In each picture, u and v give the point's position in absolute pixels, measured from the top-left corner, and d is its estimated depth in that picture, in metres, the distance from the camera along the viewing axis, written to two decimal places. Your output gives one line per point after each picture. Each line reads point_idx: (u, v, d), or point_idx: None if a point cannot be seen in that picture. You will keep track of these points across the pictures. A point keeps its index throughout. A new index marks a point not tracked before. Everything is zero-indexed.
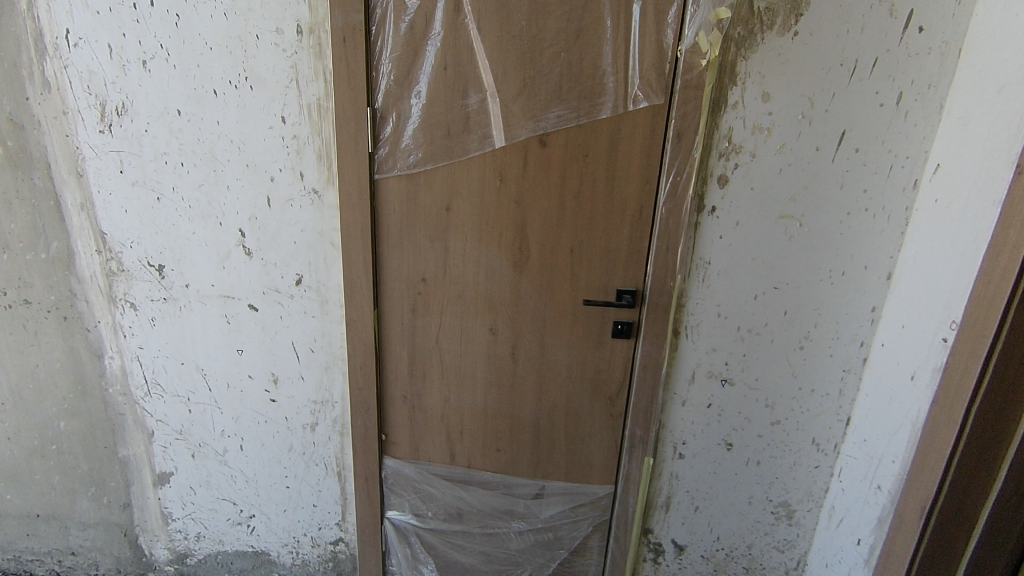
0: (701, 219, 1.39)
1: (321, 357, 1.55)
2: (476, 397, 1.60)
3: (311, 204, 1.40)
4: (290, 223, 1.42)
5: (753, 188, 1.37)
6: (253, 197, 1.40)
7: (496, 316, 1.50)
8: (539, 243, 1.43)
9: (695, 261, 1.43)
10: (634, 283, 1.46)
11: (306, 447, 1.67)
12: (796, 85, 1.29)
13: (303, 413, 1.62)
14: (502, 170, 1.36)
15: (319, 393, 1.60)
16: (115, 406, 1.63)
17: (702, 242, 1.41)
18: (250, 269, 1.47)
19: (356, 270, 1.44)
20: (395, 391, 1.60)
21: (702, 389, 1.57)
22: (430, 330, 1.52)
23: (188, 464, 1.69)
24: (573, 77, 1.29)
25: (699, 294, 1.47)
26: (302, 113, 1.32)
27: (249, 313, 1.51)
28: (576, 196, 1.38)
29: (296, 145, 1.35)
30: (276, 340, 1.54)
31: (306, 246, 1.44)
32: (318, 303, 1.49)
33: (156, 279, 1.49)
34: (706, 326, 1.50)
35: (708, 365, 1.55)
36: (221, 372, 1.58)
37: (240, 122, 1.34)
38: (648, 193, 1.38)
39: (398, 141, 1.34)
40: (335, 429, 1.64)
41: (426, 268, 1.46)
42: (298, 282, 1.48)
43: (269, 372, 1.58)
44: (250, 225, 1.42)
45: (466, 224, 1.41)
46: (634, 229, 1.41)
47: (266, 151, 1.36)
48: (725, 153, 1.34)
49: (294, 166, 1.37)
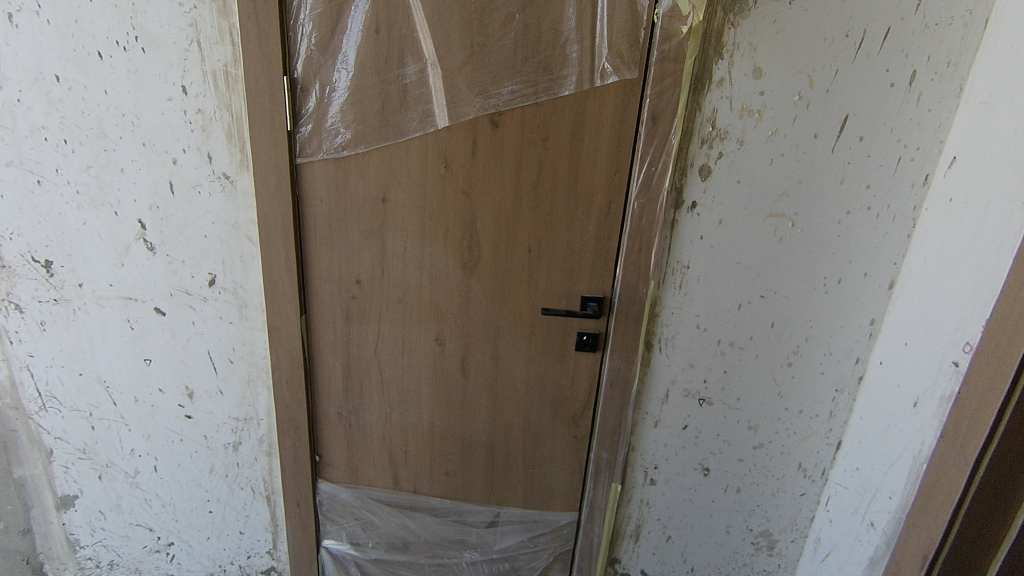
0: (679, 217, 1.20)
1: (242, 369, 1.35)
2: (422, 415, 1.41)
3: (221, 192, 1.17)
4: (197, 214, 1.19)
5: (739, 181, 1.17)
6: (153, 182, 1.17)
7: (442, 324, 1.31)
8: (492, 241, 1.23)
9: (672, 265, 1.24)
10: (601, 289, 1.27)
11: (228, 469, 1.47)
12: (793, 60, 1.09)
13: (223, 431, 1.42)
14: (446, 155, 1.15)
15: (241, 410, 1.39)
16: (6, 422, 1.41)
17: (680, 242, 1.22)
18: (153, 267, 1.24)
19: (278, 270, 1.23)
20: (328, 407, 1.40)
21: (677, 408, 1.39)
22: (367, 338, 1.32)
23: (93, 486, 1.48)
24: (529, 45, 1.08)
25: (675, 302, 1.28)
26: (205, 82, 1.09)
27: (155, 318, 1.29)
28: (534, 188, 1.18)
29: (200, 120, 1.11)
30: (188, 349, 1.32)
31: (218, 241, 1.22)
32: (235, 307, 1.28)
33: (42, 277, 1.25)
34: (683, 339, 1.32)
35: (684, 382, 1.36)
36: (127, 384, 1.36)
37: (133, 91, 1.09)
38: (618, 186, 1.18)
39: (323, 118, 1.12)
40: (261, 450, 1.44)
41: (359, 268, 1.25)
42: (210, 282, 1.26)
43: (182, 385, 1.37)
44: (151, 215, 1.19)
45: (405, 219, 1.21)
46: (600, 228, 1.21)
47: (165, 128, 1.12)
48: (709, 139, 1.14)
49: (200, 146, 1.14)
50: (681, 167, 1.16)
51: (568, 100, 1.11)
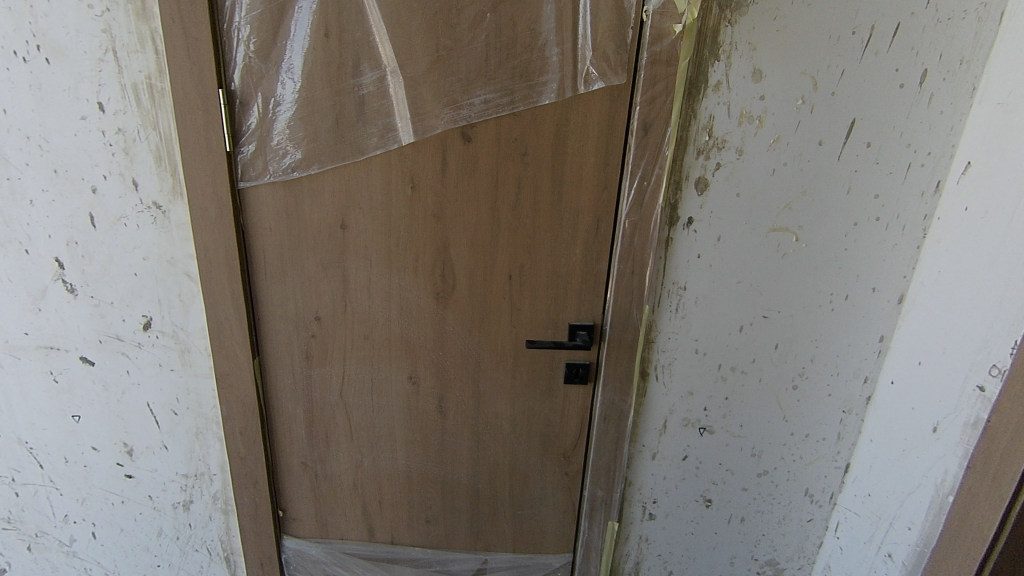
0: (675, 235, 1.08)
1: (188, 421, 1.18)
2: (396, 459, 1.27)
3: (153, 224, 1.01)
4: (125, 250, 1.02)
5: (739, 194, 1.07)
6: (69, 214, 0.99)
7: (415, 360, 1.17)
8: (468, 268, 1.09)
9: (668, 287, 1.13)
10: (591, 316, 1.15)
11: (180, 530, 1.30)
12: (795, 60, 0.98)
13: (171, 489, 1.25)
14: (413, 174, 1.01)
15: (191, 465, 1.23)
16: None
17: (677, 262, 1.11)
18: (77, 311, 1.07)
19: (224, 310, 1.07)
20: (291, 457, 1.25)
21: (675, 439, 1.29)
22: (331, 380, 1.18)
23: (23, 558, 1.30)
24: (503, 48, 0.95)
25: (672, 327, 1.17)
26: (125, 97, 0.92)
27: (83, 369, 1.11)
28: (514, 209, 1.05)
29: (122, 142, 0.95)
30: (124, 402, 1.15)
31: (152, 280, 1.05)
32: (177, 353, 1.12)
33: None
34: (680, 365, 1.21)
35: (683, 410, 1.26)
36: (54, 444, 1.18)
37: (37, 109, 0.92)
38: (608, 202, 1.06)
39: (267, 136, 0.97)
40: (216, 507, 1.28)
41: (319, 303, 1.10)
42: (146, 326, 1.09)
43: (120, 442, 1.19)
44: (69, 253, 1.02)
45: (368, 246, 1.06)
46: (588, 250, 1.09)
47: (80, 152, 0.95)
48: (706, 148, 1.03)
49: (124, 171, 0.97)
50: (676, 181, 1.05)
51: (550, 109, 0.99)
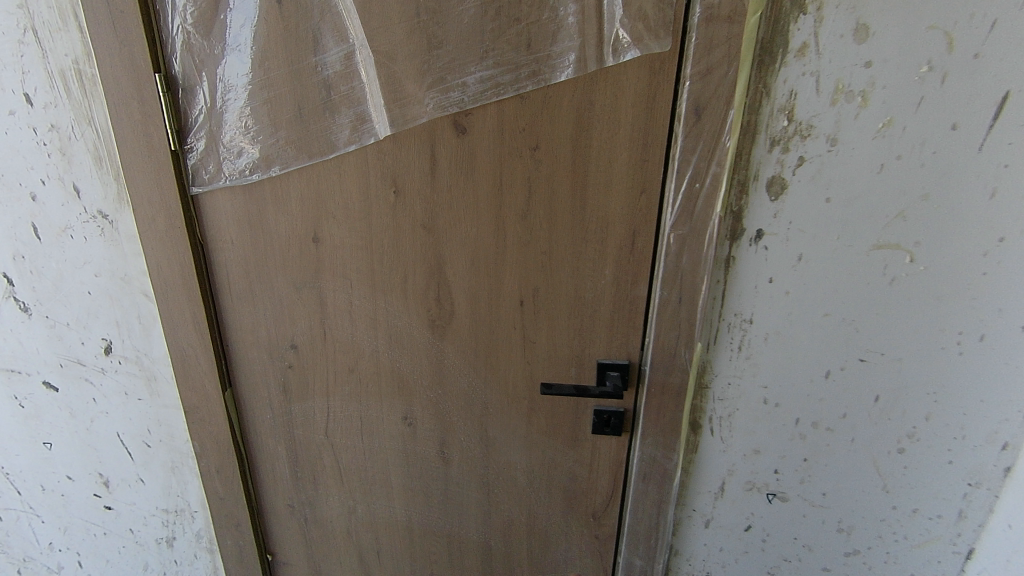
0: (737, 253, 0.82)
1: (162, 454, 1.05)
2: (394, 508, 1.08)
3: (100, 236, 0.86)
4: (75, 265, 0.89)
5: (830, 199, 0.78)
6: (12, 225, 0.87)
7: (410, 399, 0.97)
8: (469, 291, 0.88)
9: (728, 319, 0.86)
10: (627, 352, 0.90)
11: (166, 567, 1.18)
12: (920, 8, 0.68)
13: (152, 524, 1.13)
14: (395, 176, 0.81)
15: (170, 500, 1.10)
16: None
17: (740, 288, 0.84)
18: (32, 332, 0.95)
19: (185, 336, 0.91)
20: (276, 499, 1.09)
21: (736, 506, 1.02)
22: (314, 418, 1.00)
23: None
24: (503, 10, 0.72)
25: (732, 369, 0.90)
26: (54, 87, 0.78)
27: (47, 394, 1.00)
28: (524, 218, 0.82)
29: (57, 140, 0.81)
30: (93, 431, 1.03)
31: (107, 299, 0.91)
32: (142, 380, 0.98)
33: None
34: (743, 417, 0.94)
35: (746, 472, 0.99)
36: (29, 471, 1.09)
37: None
38: (647, 210, 0.80)
39: (218, 130, 0.79)
40: (201, 546, 1.15)
41: (295, 330, 0.93)
42: (106, 350, 0.95)
43: (95, 473, 1.08)
44: (16, 268, 0.90)
45: (345, 263, 0.87)
46: (622, 269, 0.84)
47: (13, 153, 0.82)
48: (783, 137, 0.75)
49: (63, 175, 0.83)
50: (741, 180, 0.78)
51: (566, 87, 0.75)
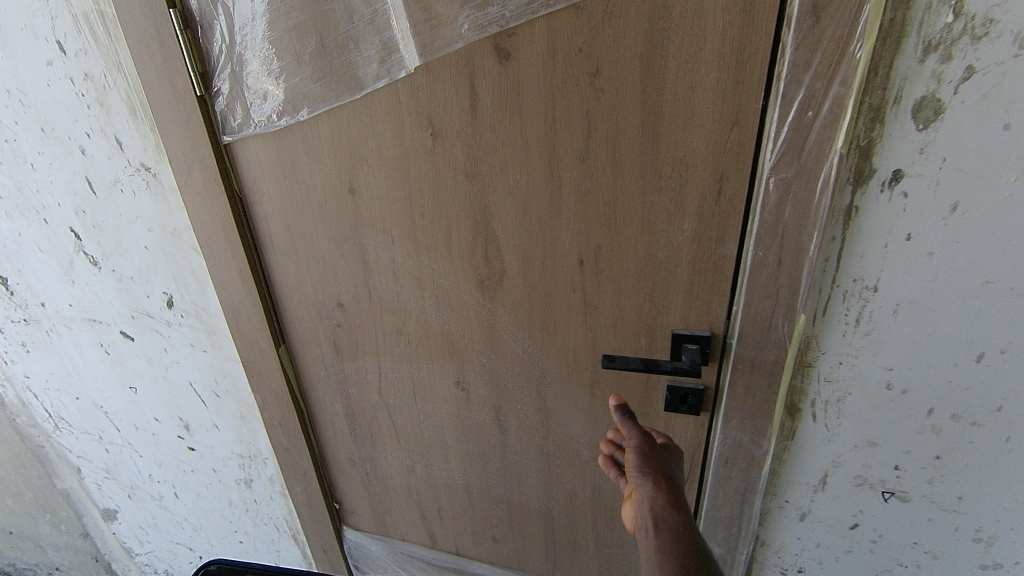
0: (865, 203, 0.61)
1: (230, 403, 1.07)
2: (452, 472, 1.03)
3: (146, 190, 0.84)
4: (129, 220, 0.88)
5: (1010, 124, 0.53)
6: (70, 180, 0.87)
7: (462, 363, 0.89)
8: (520, 248, 0.76)
9: (843, 285, 0.66)
10: (710, 323, 0.74)
11: (247, 504, 1.24)
12: None
13: (231, 466, 1.18)
14: (432, 115, 0.69)
15: (243, 446, 1.13)
16: (32, 439, 1.31)
17: (863, 247, 0.63)
18: (104, 285, 0.97)
19: (235, 292, 0.88)
20: (338, 452, 1.08)
21: (840, 502, 0.83)
22: (367, 377, 0.96)
23: (128, 503, 1.35)
24: None
25: (844, 348, 0.70)
26: (80, 32, 0.73)
27: (126, 343, 1.04)
28: (583, 161, 0.68)
29: (92, 90, 0.77)
30: (170, 379, 1.07)
31: (162, 253, 0.90)
32: (204, 333, 0.98)
33: (8, 296, 1.06)
34: (857, 406, 0.73)
35: (856, 466, 0.78)
36: (123, 411, 1.17)
37: (7, 58, 0.78)
38: (741, 146, 0.62)
39: (242, 70, 0.72)
40: (275, 489, 1.18)
41: (340, 287, 0.87)
42: (169, 303, 0.96)
43: (176, 417, 1.13)
44: (80, 223, 0.90)
45: (385, 218, 0.79)
46: (706, 223, 0.68)
47: (57, 106, 0.80)
48: (943, 38, 0.52)
49: (105, 127, 0.80)
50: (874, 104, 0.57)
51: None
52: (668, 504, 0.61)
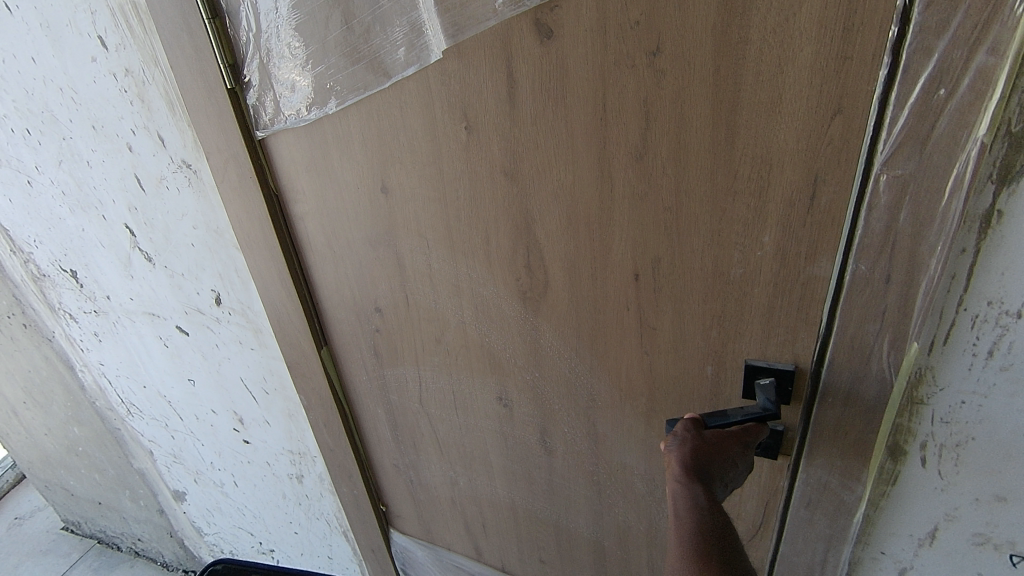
0: (1010, 207, 0.47)
1: (279, 401, 1.06)
2: (496, 490, 0.96)
3: (188, 186, 0.82)
4: (176, 217, 0.87)
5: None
6: (121, 176, 0.87)
7: (504, 378, 0.80)
8: (566, 257, 0.66)
9: (974, 307, 0.52)
10: (795, 355, 0.61)
11: (300, 498, 1.24)
12: None
13: (283, 460, 1.18)
14: (468, 106, 0.61)
15: (293, 443, 1.13)
16: (109, 421, 1.39)
17: (1005, 264, 0.49)
18: (159, 280, 0.98)
19: (276, 292, 0.85)
20: (383, 457, 1.05)
21: (951, 558, 0.66)
22: (408, 385, 0.90)
23: (194, 488, 1.39)
24: None
25: (971, 387, 0.56)
26: (117, 24, 0.72)
27: (182, 337, 1.06)
28: (641, 158, 0.56)
29: (133, 86, 0.76)
30: (223, 373, 1.08)
31: (208, 251, 0.89)
32: (250, 331, 0.97)
33: (76, 288, 1.10)
34: (983, 458, 0.59)
35: (977, 521, 0.63)
36: (185, 402, 1.19)
37: (56, 56, 0.78)
38: (842, 138, 0.48)
39: (271, 61, 0.67)
40: (324, 486, 1.17)
41: (378, 291, 0.81)
42: (217, 300, 0.95)
43: (231, 409, 1.14)
44: (133, 220, 0.91)
45: (418, 219, 0.71)
46: (794, 236, 0.54)
47: (104, 103, 0.79)
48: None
49: (147, 123, 0.79)
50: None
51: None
52: (688, 474, 0.51)
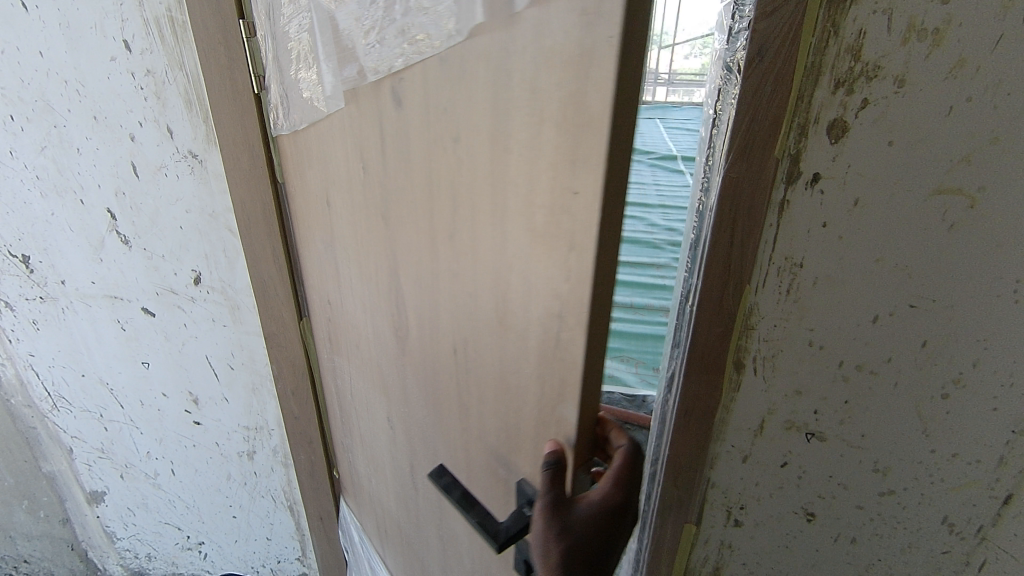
0: (787, 201, 0.51)
1: (242, 376, 1.19)
2: (394, 500, 1.01)
3: (189, 173, 0.97)
4: (167, 201, 1.01)
5: (895, 140, 0.47)
6: (115, 162, 1.00)
7: (390, 401, 0.87)
8: (416, 312, 0.70)
9: (773, 264, 0.54)
10: None
11: (246, 478, 1.34)
12: None
13: (234, 439, 1.28)
14: (363, 151, 0.67)
15: (251, 419, 1.25)
16: (25, 419, 1.38)
17: (788, 243, 0.52)
18: (132, 261, 1.09)
19: (265, 267, 1.01)
20: (336, 433, 1.15)
21: (772, 521, 0.70)
22: (343, 375, 1.01)
23: (118, 484, 1.42)
24: None
25: (770, 373, 0.60)
26: (148, 33, 0.88)
27: (145, 319, 1.15)
28: (451, 240, 0.57)
29: (151, 84, 0.91)
30: (183, 353, 1.18)
31: (195, 233, 1.03)
32: (226, 308, 1.11)
33: (23, 274, 1.15)
34: (782, 447, 0.64)
35: (790, 500, 0.68)
36: (131, 387, 1.26)
37: (70, 51, 0.91)
38: (591, 277, 0.44)
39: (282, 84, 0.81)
40: (278, 460, 1.30)
41: (327, 287, 0.93)
42: (195, 280, 1.09)
43: (188, 392, 1.23)
44: (118, 204, 1.03)
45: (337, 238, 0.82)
46: None
47: (113, 96, 0.93)
48: (850, 75, 0.45)
49: (158, 118, 0.94)
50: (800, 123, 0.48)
51: (482, 62, 0.46)
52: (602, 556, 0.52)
